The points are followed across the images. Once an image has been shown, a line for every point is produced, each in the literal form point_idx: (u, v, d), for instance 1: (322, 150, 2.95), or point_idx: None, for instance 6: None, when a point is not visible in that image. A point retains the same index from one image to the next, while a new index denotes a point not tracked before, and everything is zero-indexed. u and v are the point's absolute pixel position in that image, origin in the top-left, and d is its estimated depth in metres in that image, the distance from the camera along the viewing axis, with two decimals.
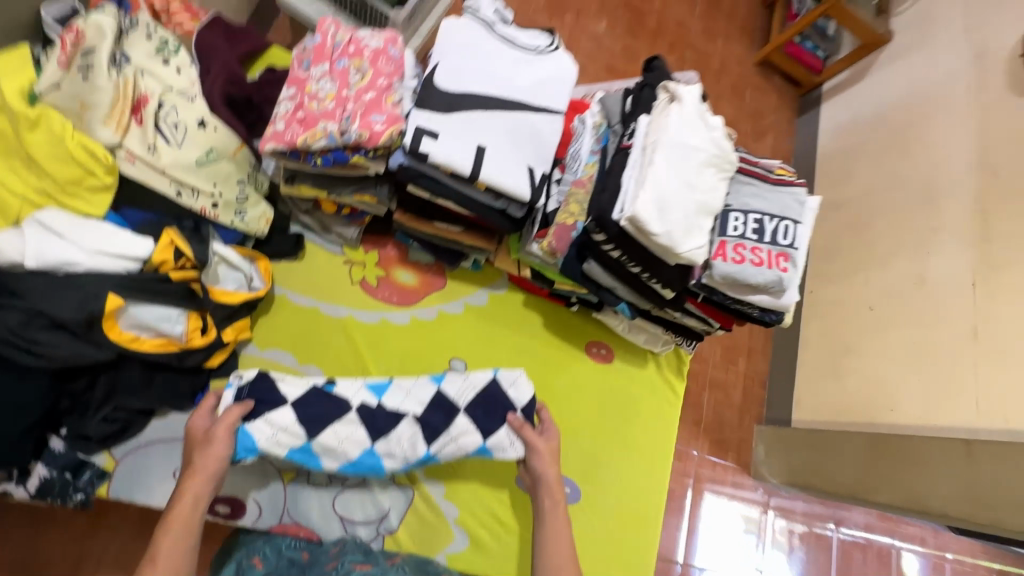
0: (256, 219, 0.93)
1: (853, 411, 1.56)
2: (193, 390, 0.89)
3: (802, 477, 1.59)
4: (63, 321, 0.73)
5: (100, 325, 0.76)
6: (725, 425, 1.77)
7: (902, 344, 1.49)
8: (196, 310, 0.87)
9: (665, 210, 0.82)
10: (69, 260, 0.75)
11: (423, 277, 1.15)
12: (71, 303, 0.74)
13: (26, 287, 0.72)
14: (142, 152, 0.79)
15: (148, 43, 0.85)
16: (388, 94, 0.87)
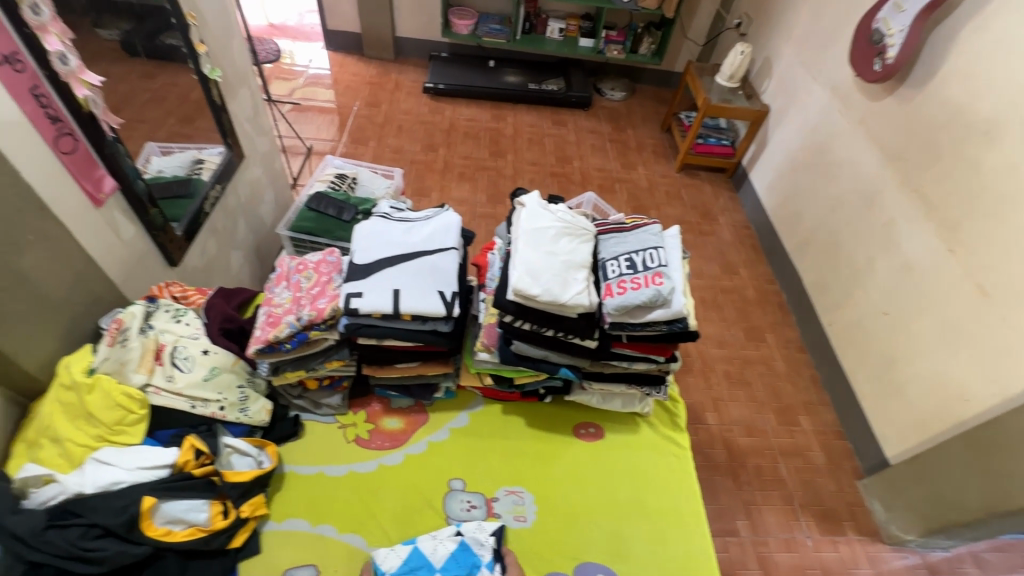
0: (258, 411, 1.19)
1: (938, 421, 1.65)
2: (223, 568, 1.03)
3: (937, 515, 1.60)
4: (111, 527, 0.92)
5: (138, 525, 0.95)
6: (824, 496, 1.83)
7: (931, 336, 1.69)
8: (217, 497, 1.05)
9: (537, 276, 1.04)
10: (113, 481, 0.98)
11: (407, 417, 1.32)
12: (115, 509, 0.94)
13: (82, 508, 0.93)
14: (164, 383, 1.09)
15: (166, 314, 1.19)
16: (329, 285, 1.20)
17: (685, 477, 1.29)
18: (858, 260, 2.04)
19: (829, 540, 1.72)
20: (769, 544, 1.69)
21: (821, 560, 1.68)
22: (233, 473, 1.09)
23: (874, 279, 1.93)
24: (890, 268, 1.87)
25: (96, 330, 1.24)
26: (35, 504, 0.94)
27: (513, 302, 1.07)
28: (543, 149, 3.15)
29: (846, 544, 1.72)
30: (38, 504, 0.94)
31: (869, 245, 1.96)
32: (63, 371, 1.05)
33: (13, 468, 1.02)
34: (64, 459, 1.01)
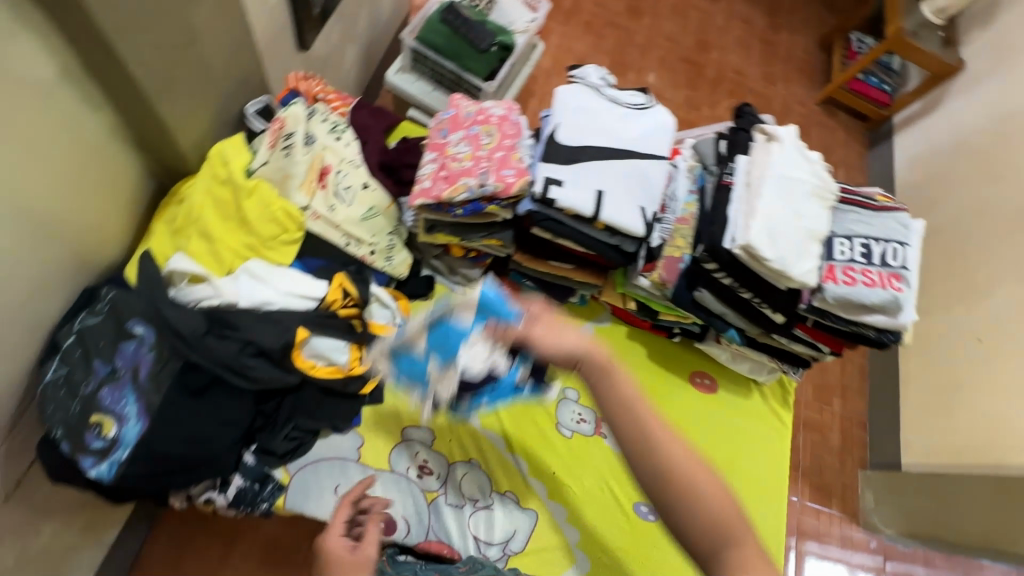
0: (400, 263, 1.10)
1: (977, 455, 1.51)
2: (352, 411, 1.02)
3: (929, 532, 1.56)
4: (267, 349, 0.89)
5: (290, 354, 0.92)
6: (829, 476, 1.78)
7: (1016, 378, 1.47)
8: (356, 342, 1.00)
9: (774, 238, 0.90)
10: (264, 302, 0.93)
11: (535, 311, 1.26)
12: (273, 333, 0.90)
13: (238, 322, 0.89)
14: (325, 211, 0.99)
15: (323, 124, 1.04)
16: (515, 152, 1.01)
17: (778, 453, 1.29)
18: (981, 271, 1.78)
19: (814, 507, 1.73)
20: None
21: (800, 522, 1.71)
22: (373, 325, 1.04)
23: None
24: None
25: (239, 114, 1.06)
26: (189, 301, 0.91)
27: (728, 253, 0.95)
28: (686, 24, 2.50)
29: (827, 516, 1.73)
30: (191, 304, 0.91)
31: (1008, 265, 1.58)
32: (219, 162, 0.94)
33: (162, 252, 0.95)
34: (213, 258, 0.94)
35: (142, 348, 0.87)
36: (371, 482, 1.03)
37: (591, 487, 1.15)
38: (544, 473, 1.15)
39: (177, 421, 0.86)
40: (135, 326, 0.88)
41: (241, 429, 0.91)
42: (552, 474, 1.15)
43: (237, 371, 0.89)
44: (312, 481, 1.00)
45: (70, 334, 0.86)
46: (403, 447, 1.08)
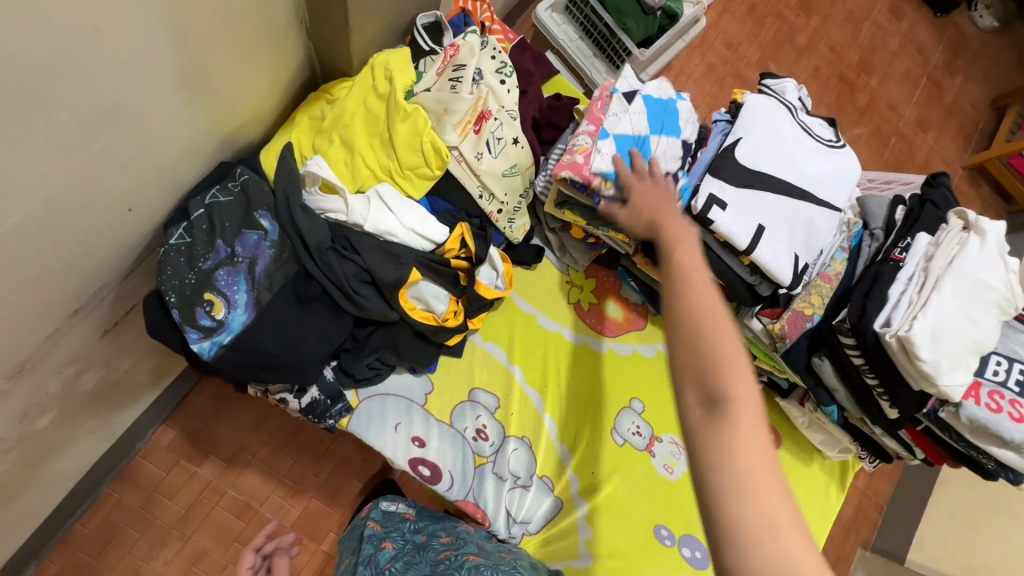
0: (518, 228, 1.03)
1: None
2: (431, 357, 1.02)
3: None
4: (380, 280, 0.88)
5: (397, 292, 0.90)
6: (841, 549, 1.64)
7: None
8: (455, 295, 0.98)
9: (936, 339, 0.82)
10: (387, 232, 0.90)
11: (627, 312, 1.21)
12: (389, 266, 0.89)
13: (360, 247, 0.88)
14: (470, 157, 0.93)
15: (491, 61, 0.95)
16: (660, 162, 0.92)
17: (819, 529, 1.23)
18: None
19: None
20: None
21: None
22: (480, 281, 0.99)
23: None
24: None
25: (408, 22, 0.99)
26: (317, 211, 0.90)
27: (876, 336, 0.86)
28: None
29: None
30: (319, 214, 0.90)
31: None
32: (381, 75, 0.89)
33: (302, 149, 0.93)
34: (349, 172, 0.92)
35: (263, 241, 0.87)
36: (428, 430, 1.04)
37: (627, 500, 1.12)
38: (586, 472, 1.13)
39: (279, 322, 0.87)
40: (262, 218, 0.88)
41: (331, 347, 0.91)
42: (593, 476, 1.13)
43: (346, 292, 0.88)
44: (376, 412, 1.02)
45: (201, 206, 0.85)
46: (469, 405, 1.08)
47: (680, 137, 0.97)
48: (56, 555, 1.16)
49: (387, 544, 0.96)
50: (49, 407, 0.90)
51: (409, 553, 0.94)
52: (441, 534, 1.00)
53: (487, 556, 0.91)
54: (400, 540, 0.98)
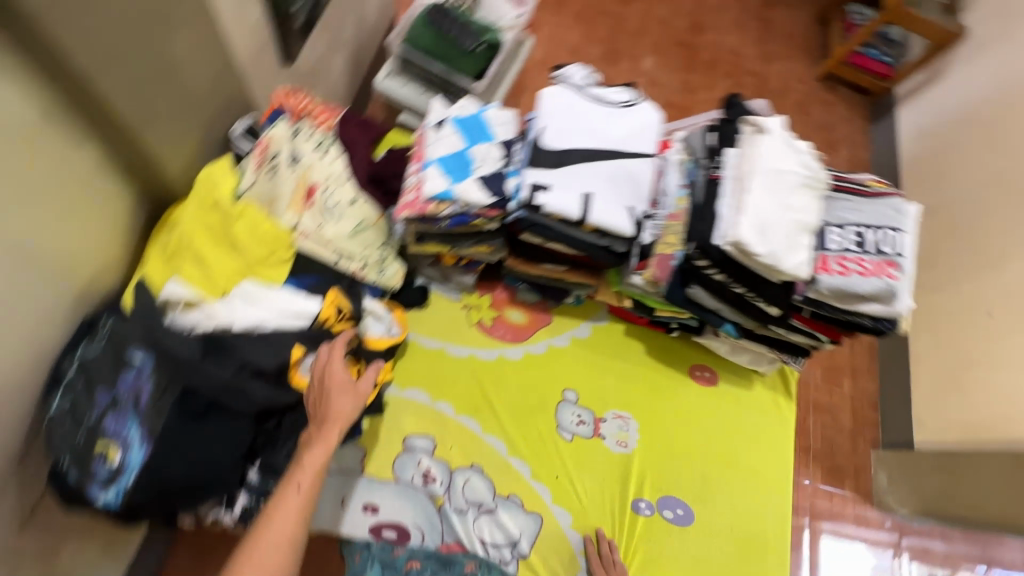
0: (392, 275, 1.11)
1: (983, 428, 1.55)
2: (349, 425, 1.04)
3: (939, 505, 1.57)
4: (263, 369, 0.92)
5: (287, 374, 0.95)
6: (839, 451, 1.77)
7: None
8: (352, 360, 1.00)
9: (763, 232, 0.89)
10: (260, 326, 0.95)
11: (530, 313, 1.26)
12: (270, 356, 0.93)
13: (237, 346, 0.91)
14: (313, 229, 1.00)
15: (309, 138, 1.04)
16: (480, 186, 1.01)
17: (781, 444, 1.29)
18: None
19: None
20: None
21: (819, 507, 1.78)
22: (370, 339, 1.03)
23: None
24: None
25: (225, 137, 1.07)
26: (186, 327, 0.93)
27: (720, 250, 0.93)
28: (680, 8, 2.41)
29: (840, 497, 1.70)
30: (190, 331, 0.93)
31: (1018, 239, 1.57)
32: (206, 187, 0.94)
33: (155, 280, 0.96)
34: (206, 283, 0.95)
35: (140, 377, 0.90)
36: (378, 495, 1.08)
37: (593, 487, 1.16)
38: (547, 475, 1.15)
39: (181, 448, 0.87)
40: (133, 355, 0.90)
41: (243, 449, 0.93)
42: (557, 477, 1.15)
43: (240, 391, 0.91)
44: (319, 497, 1.05)
45: (73, 365, 0.87)
46: (406, 457, 1.10)
47: (495, 139, 1.06)
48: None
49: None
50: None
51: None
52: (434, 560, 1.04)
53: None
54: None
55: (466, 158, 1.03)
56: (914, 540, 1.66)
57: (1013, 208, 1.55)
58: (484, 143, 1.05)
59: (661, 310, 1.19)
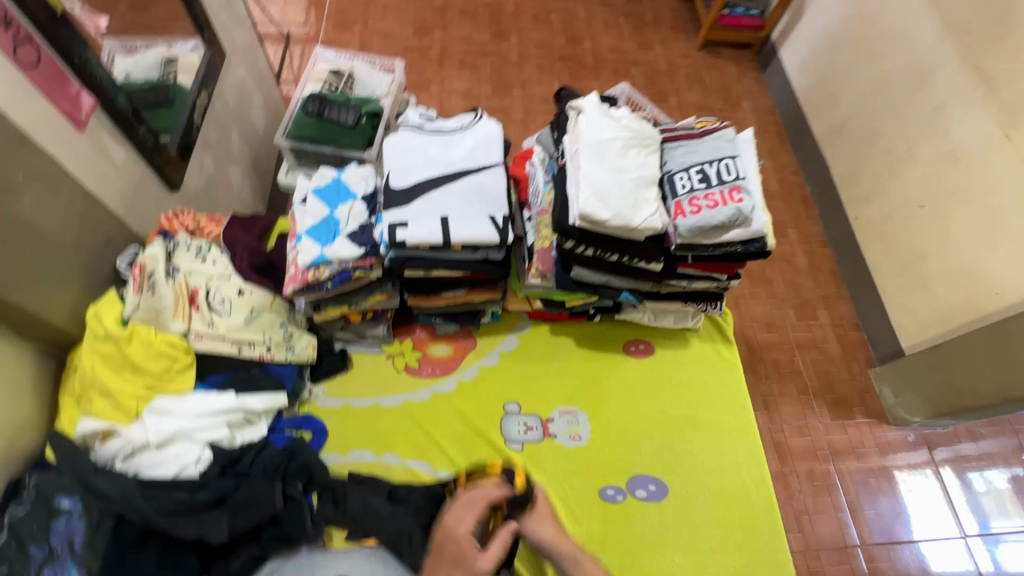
0: (304, 347, 1.16)
1: (948, 316, 1.64)
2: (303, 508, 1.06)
3: (946, 401, 1.62)
4: (203, 471, 0.97)
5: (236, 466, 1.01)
6: (836, 380, 1.87)
7: (963, 228, 1.59)
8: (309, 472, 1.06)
9: (604, 197, 0.94)
10: (199, 453, 0.97)
11: (455, 343, 1.30)
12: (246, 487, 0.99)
13: (168, 456, 0.96)
14: (205, 329, 1.05)
15: (188, 252, 1.13)
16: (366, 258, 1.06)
17: (736, 392, 1.30)
18: (885, 145, 1.85)
19: (839, 424, 1.80)
20: (784, 430, 1.78)
21: (831, 442, 1.78)
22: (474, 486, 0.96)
23: (912, 168, 1.75)
24: (924, 155, 1.71)
25: (113, 271, 1.13)
26: (125, 472, 0.94)
27: (576, 226, 0.98)
28: (551, 28, 2.56)
29: (854, 427, 1.80)
30: (128, 474, 0.94)
31: None
32: (95, 321, 0.99)
33: (66, 423, 0.98)
34: (115, 411, 0.97)
35: (73, 520, 0.90)
36: (349, 564, 1.02)
37: (557, 491, 1.15)
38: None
39: None
40: (62, 501, 0.90)
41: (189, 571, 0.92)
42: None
43: (181, 515, 0.92)
44: None
45: None
46: None
47: (357, 195, 1.13)
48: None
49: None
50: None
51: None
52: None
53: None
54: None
55: (331, 221, 1.09)
56: (947, 450, 1.77)
57: (906, 104, 1.78)
58: (348, 202, 1.12)
59: (570, 301, 1.22)
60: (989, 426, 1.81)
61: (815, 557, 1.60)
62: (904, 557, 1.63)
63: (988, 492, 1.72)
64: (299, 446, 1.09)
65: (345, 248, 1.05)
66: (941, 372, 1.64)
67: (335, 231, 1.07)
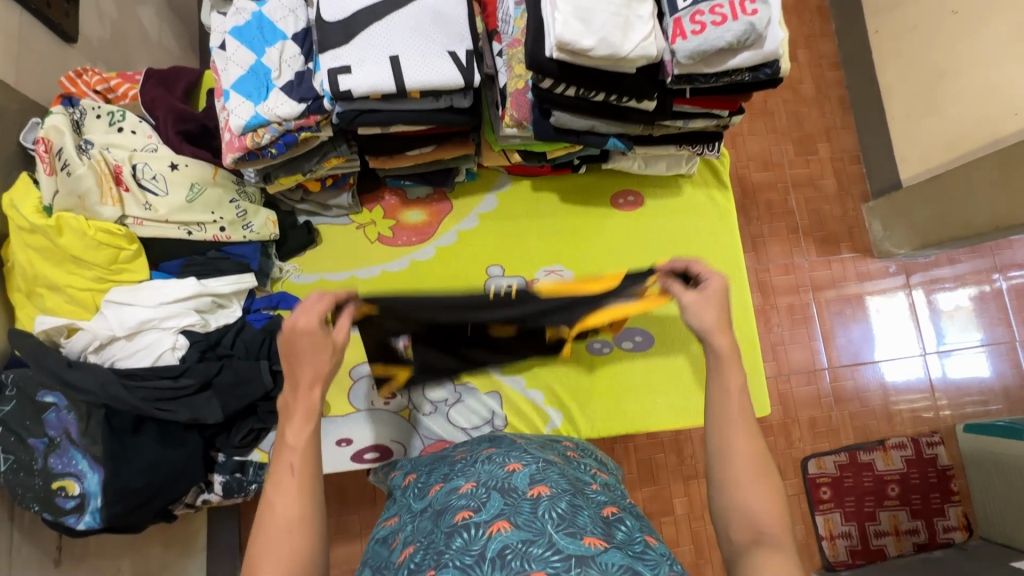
0: (264, 224, 1.06)
1: (956, 141, 1.52)
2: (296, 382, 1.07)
3: (934, 233, 1.58)
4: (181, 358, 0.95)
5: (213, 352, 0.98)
6: (828, 216, 1.82)
7: (997, 38, 1.38)
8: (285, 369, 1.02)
9: (586, 18, 0.76)
10: (173, 340, 0.94)
11: (429, 208, 1.20)
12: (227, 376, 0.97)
13: (140, 345, 0.93)
14: (143, 212, 0.94)
15: (101, 121, 0.97)
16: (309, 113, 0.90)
17: (727, 238, 1.24)
18: None
19: (824, 259, 1.80)
20: (769, 269, 1.78)
21: (814, 277, 1.80)
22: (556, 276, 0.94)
23: None
24: None
25: (21, 151, 0.98)
26: (101, 363, 0.92)
27: (554, 60, 0.82)
28: None
29: (838, 262, 1.80)
30: (105, 365, 0.92)
31: None
32: (14, 212, 0.88)
33: (26, 320, 0.93)
34: (74, 304, 0.92)
35: (63, 412, 0.90)
36: (347, 427, 1.09)
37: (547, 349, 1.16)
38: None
39: (128, 458, 0.90)
40: (46, 396, 0.90)
41: (189, 448, 0.95)
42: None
43: (167, 399, 0.91)
44: None
45: None
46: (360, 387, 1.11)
47: (287, 36, 0.93)
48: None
49: (419, 481, 0.82)
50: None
51: (441, 468, 0.82)
52: (453, 450, 0.92)
53: (503, 449, 0.81)
54: (402, 523, 0.74)
55: (261, 72, 0.90)
56: (923, 275, 1.81)
57: None
58: (276, 45, 0.92)
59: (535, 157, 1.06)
60: (971, 250, 1.82)
61: (786, 380, 1.74)
62: (866, 374, 1.76)
63: (953, 310, 1.80)
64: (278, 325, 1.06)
65: (284, 107, 0.89)
66: (940, 202, 1.54)
67: (269, 85, 0.90)
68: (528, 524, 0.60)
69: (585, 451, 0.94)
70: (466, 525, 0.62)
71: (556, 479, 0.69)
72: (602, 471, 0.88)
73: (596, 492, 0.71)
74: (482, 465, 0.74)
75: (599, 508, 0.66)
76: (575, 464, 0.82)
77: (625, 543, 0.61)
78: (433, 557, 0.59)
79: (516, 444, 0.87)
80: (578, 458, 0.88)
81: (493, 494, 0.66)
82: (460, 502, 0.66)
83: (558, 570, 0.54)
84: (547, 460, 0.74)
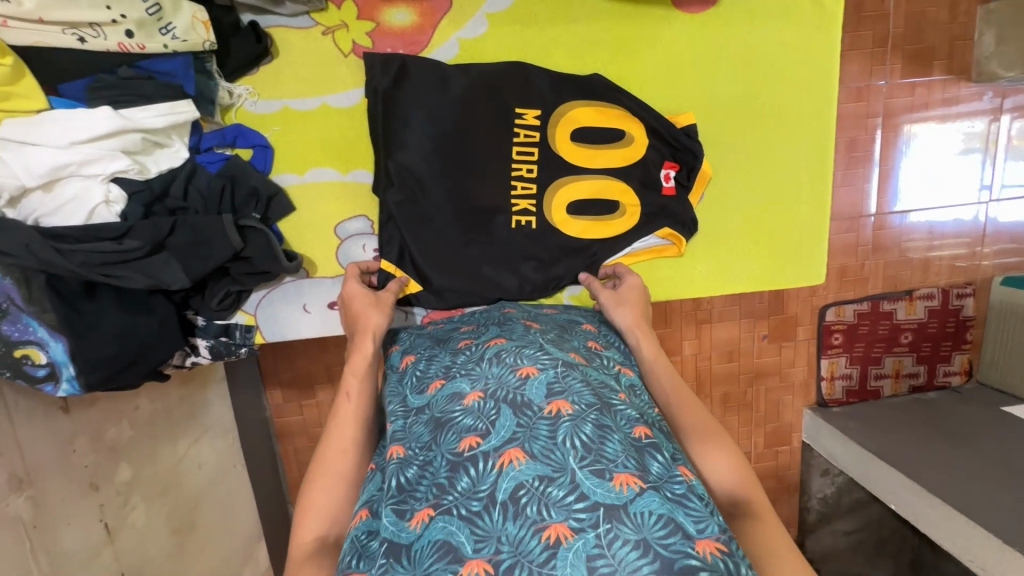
0: (190, 28, 0.78)
1: None
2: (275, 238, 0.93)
3: None
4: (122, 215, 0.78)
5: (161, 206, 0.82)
6: None
7: None
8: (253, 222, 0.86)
9: None
10: (105, 191, 0.76)
11: (419, 7, 0.91)
12: (186, 234, 0.81)
13: (63, 196, 0.74)
14: (3, 6, 0.66)
15: None
16: None
17: (818, 55, 1.01)
18: None
19: None
20: None
21: None
22: (552, 201, 0.99)
23: None
24: None
25: None
26: (20, 219, 0.73)
27: None
28: None
29: None
30: (27, 222, 0.74)
31: None
32: None
33: None
34: None
35: None
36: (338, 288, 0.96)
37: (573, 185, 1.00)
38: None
39: (92, 327, 0.80)
40: None
41: (159, 315, 0.85)
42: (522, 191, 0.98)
43: (116, 264, 0.77)
44: (276, 311, 0.95)
45: None
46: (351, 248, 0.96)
47: None
48: (280, 475, 1.78)
49: (418, 365, 0.78)
50: (88, 450, 1.12)
51: (442, 355, 0.77)
52: (461, 326, 0.86)
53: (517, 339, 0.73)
54: (396, 417, 0.72)
55: None
56: None
57: None
58: None
59: (530, 117, 0.97)
60: None
61: None
62: None
63: None
64: (238, 170, 0.87)
65: None
66: None
67: None
68: (545, 456, 0.58)
69: (606, 337, 0.87)
70: (473, 455, 0.60)
71: (579, 393, 0.64)
72: (625, 361, 0.82)
73: (624, 405, 0.67)
74: (490, 365, 0.69)
75: (628, 431, 0.64)
76: (598, 360, 0.75)
77: (661, 478, 0.60)
78: (434, 490, 0.60)
79: (531, 331, 0.77)
80: (600, 347, 0.80)
81: (503, 412, 0.62)
82: (466, 421, 0.63)
83: (582, 521, 0.53)
84: (567, 361, 0.69)
